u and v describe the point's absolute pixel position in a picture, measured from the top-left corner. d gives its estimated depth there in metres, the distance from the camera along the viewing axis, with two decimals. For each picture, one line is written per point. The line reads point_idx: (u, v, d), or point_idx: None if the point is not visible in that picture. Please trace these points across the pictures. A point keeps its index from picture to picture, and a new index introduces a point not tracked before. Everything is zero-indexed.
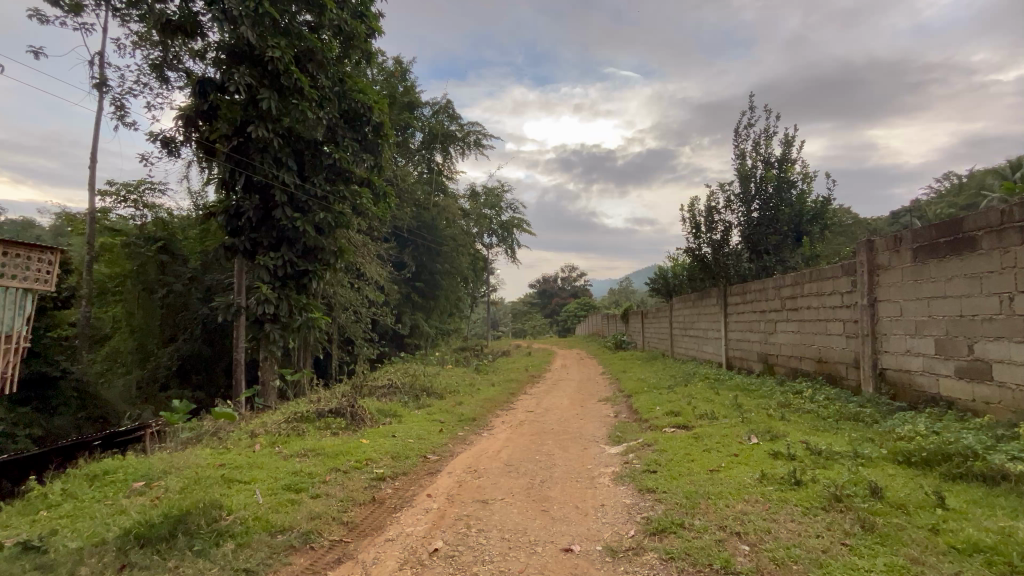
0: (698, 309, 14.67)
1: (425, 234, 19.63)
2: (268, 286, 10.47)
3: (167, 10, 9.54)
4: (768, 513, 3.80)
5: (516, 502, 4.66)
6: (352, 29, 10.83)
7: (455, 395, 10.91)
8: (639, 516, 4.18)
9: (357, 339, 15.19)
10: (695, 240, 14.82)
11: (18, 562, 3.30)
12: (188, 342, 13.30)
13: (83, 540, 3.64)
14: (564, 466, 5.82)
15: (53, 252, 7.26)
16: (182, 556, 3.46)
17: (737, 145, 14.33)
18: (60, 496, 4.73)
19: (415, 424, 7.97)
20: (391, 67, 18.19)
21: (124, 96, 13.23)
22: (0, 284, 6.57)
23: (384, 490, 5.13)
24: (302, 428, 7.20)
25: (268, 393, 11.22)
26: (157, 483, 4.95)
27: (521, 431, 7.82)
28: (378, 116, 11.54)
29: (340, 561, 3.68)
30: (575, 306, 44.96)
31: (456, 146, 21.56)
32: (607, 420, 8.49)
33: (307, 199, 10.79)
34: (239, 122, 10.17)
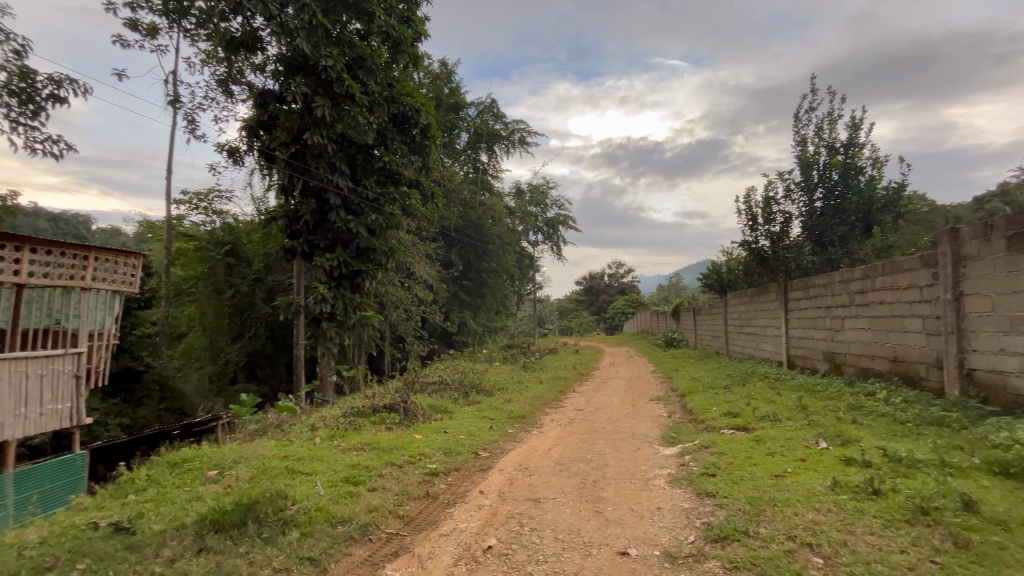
0: (755, 306, 13.94)
1: (472, 233, 19.83)
2: (324, 285, 10.96)
3: (230, 28, 10.13)
4: (844, 525, 3.53)
5: (569, 502, 4.60)
6: (400, 34, 11.09)
7: (503, 392, 10.96)
8: (699, 522, 4.00)
9: (408, 337, 15.59)
10: (752, 233, 14.19)
11: (112, 541, 3.61)
12: (254, 339, 14.14)
13: (165, 524, 3.92)
14: (617, 466, 5.69)
15: (137, 256, 7.84)
16: (252, 542, 3.66)
17: (797, 131, 13.52)
18: (145, 481, 5.14)
19: (465, 421, 8.07)
20: (436, 70, 18.52)
21: (194, 111, 14.20)
22: (92, 287, 7.21)
23: (437, 485, 5.21)
24: (359, 423, 7.49)
25: (326, 387, 11.75)
26: (228, 472, 5.27)
27: (570, 430, 7.74)
28: (425, 118, 11.77)
29: (397, 554, 3.75)
30: (623, 303, 44.05)
31: (501, 145, 21.67)
32: (660, 420, 8.23)
33: (359, 202, 11.20)
34: (296, 130, 10.66)
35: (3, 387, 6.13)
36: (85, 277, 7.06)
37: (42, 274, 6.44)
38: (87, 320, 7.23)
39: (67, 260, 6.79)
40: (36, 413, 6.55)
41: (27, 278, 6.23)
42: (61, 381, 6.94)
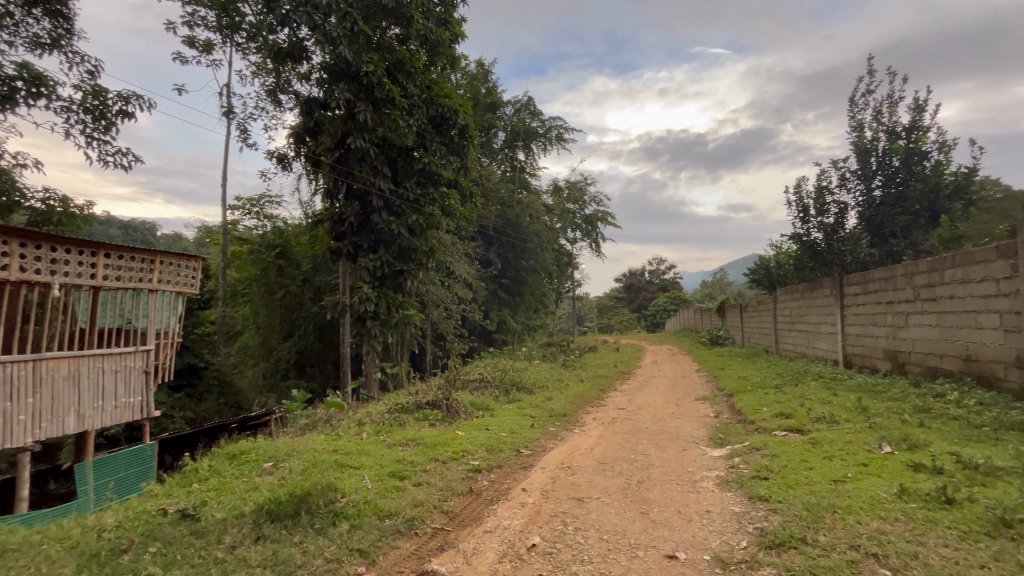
0: (807, 302, 13.24)
1: (510, 232, 19.88)
2: (369, 285, 11.28)
3: (278, 40, 10.58)
4: (914, 535, 3.28)
5: (614, 503, 4.52)
6: (437, 37, 11.24)
7: (544, 390, 10.93)
8: (751, 527, 3.84)
9: (449, 335, 15.81)
10: (803, 225, 13.51)
11: (178, 527, 3.85)
12: (303, 337, 14.75)
13: (226, 512, 4.14)
14: (663, 467, 5.56)
15: (196, 259, 8.34)
16: (305, 532, 3.81)
17: (853, 116, 12.72)
18: (207, 471, 5.45)
19: (506, 419, 8.09)
20: (474, 70, 18.68)
21: (246, 120, 14.94)
22: (159, 288, 7.73)
23: (480, 482, 5.25)
24: (403, 419, 7.66)
25: (370, 384, 12.10)
26: (283, 465, 5.51)
27: (613, 429, 7.61)
28: (463, 118, 11.89)
29: (443, 549, 3.81)
30: (664, 301, 43.01)
31: (539, 142, 21.62)
32: (706, 421, 7.95)
33: (401, 203, 11.45)
34: (340, 135, 11.00)
35: (81, 381, 6.66)
36: (151, 279, 7.58)
37: (115, 277, 6.98)
38: (155, 319, 7.73)
39: (135, 263, 7.32)
40: (112, 406, 7.10)
41: (102, 280, 6.77)
42: (133, 376, 7.48)
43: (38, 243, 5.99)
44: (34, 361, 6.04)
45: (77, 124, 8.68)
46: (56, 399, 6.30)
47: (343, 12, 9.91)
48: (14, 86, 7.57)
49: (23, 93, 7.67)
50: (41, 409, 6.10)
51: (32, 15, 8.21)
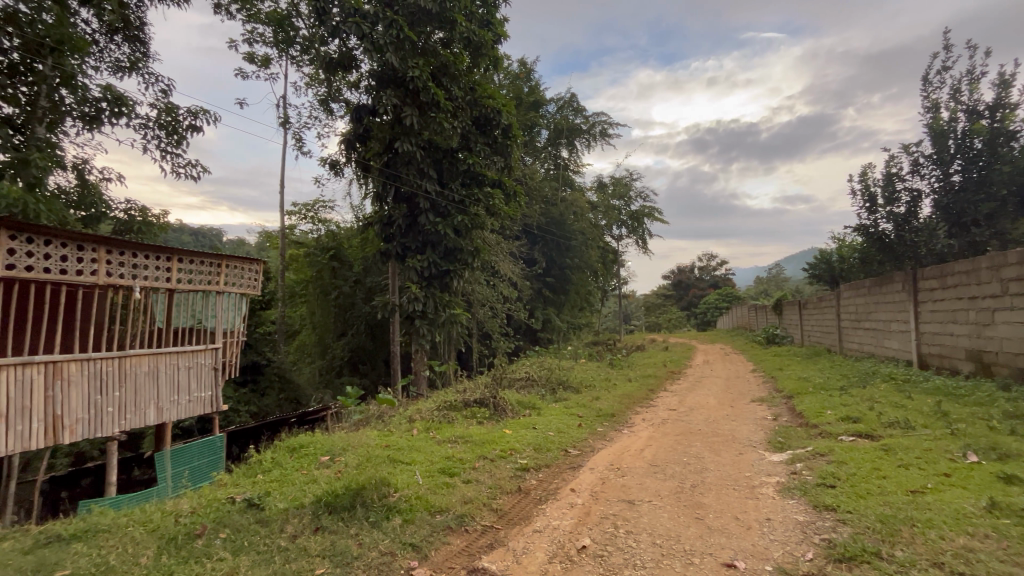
0: (875, 298, 12.36)
1: (554, 230, 19.77)
2: (417, 285, 11.55)
3: (330, 51, 11.03)
4: (1008, 554, 2.97)
5: (667, 507, 4.39)
6: (480, 38, 11.35)
7: (591, 390, 10.79)
8: (817, 538, 3.61)
9: (495, 334, 15.95)
10: (870, 215, 12.61)
11: (246, 516, 4.09)
12: (356, 336, 15.31)
13: (288, 502, 4.35)
14: (718, 471, 5.33)
15: (258, 262, 8.85)
16: (361, 525, 3.95)
17: (926, 95, 11.71)
18: (271, 463, 5.77)
19: (553, 418, 8.04)
20: (516, 69, 18.75)
21: (301, 129, 15.68)
22: (225, 290, 8.24)
23: (529, 481, 5.24)
24: (452, 416, 7.79)
25: (419, 381, 12.37)
26: (339, 459, 5.73)
27: (664, 430, 7.39)
28: (507, 118, 11.95)
29: (492, 547, 3.83)
30: (715, 298, 41.37)
31: (582, 139, 21.45)
32: (764, 423, 7.57)
33: (447, 204, 11.64)
34: (388, 140, 11.32)
35: (160, 377, 7.21)
36: (218, 281, 8.10)
37: (187, 280, 7.52)
38: (223, 319, 8.24)
39: (205, 267, 7.85)
40: (186, 400, 7.66)
41: (176, 283, 7.31)
42: (204, 372, 8.01)
43: (121, 250, 6.55)
44: (119, 358, 6.61)
45: (153, 139, 9.40)
46: (138, 393, 6.87)
47: (390, 20, 10.23)
48: (100, 107, 8.28)
49: (107, 113, 8.39)
50: (126, 402, 6.67)
51: (114, 42, 8.94)
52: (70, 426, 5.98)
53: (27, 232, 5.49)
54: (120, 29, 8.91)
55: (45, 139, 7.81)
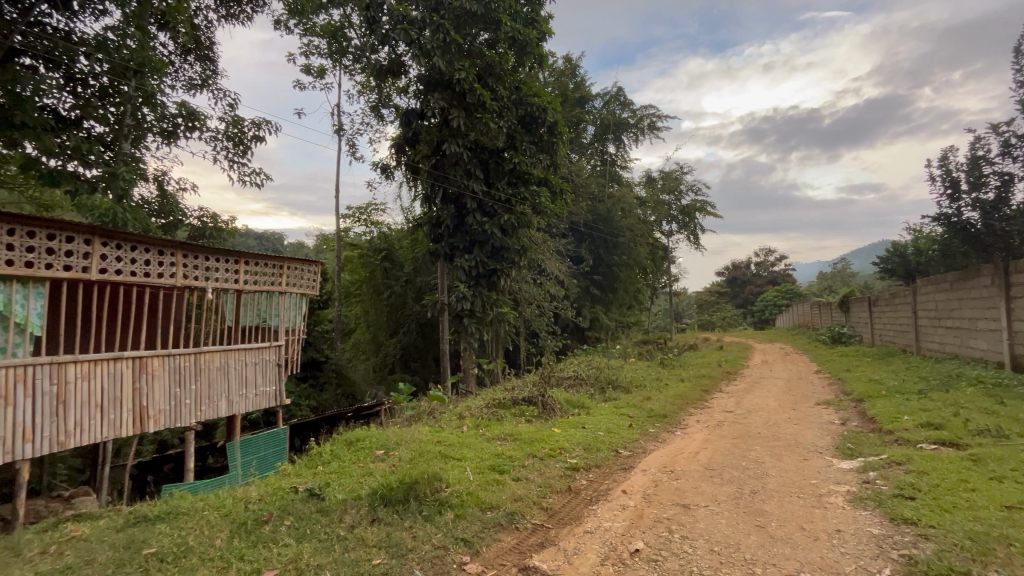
0: (958, 294, 11.31)
1: (601, 227, 19.44)
2: (465, 284, 11.71)
3: (380, 59, 11.38)
4: None
5: (725, 512, 4.21)
6: (525, 37, 11.37)
7: (641, 390, 10.52)
8: (895, 553, 3.35)
9: (542, 332, 15.92)
10: (952, 203, 11.51)
11: (307, 505, 4.30)
12: (407, 334, 15.76)
13: (346, 494, 4.52)
14: (781, 478, 5.04)
15: (316, 264, 9.28)
16: (415, 518, 4.06)
17: (1018, 68, 10.55)
18: (329, 455, 6.04)
19: (603, 418, 7.92)
20: (561, 66, 18.66)
21: (355, 135, 16.32)
22: (287, 290, 8.71)
23: (579, 481, 5.18)
24: (501, 414, 7.84)
25: (468, 379, 12.57)
26: (392, 453, 5.91)
27: (720, 433, 7.09)
28: (553, 116, 11.90)
29: (543, 546, 3.82)
30: (773, 295, 39.22)
31: (630, 133, 21.07)
32: (831, 428, 7.08)
33: (493, 204, 11.75)
34: (436, 142, 11.54)
35: (230, 372, 7.72)
36: (281, 282, 8.57)
37: (253, 281, 8.00)
38: (285, 318, 8.70)
39: (269, 268, 8.33)
40: (253, 394, 8.16)
41: (243, 284, 7.81)
42: (269, 367, 8.49)
43: (196, 254, 7.07)
44: (195, 354, 7.14)
45: (223, 150, 10.07)
46: (212, 386, 7.40)
47: (436, 25, 10.49)
48: (176, 123, 8.97)
49: (183, 128, 9.07)
50: (201, 394, 7.21)
51: (187, 61, 9.65)
52: (154, 415, 6.52)
53: (116, 238, 6.02)
54: (192, 49, 9.61)
55: (130, 154, 8.51)
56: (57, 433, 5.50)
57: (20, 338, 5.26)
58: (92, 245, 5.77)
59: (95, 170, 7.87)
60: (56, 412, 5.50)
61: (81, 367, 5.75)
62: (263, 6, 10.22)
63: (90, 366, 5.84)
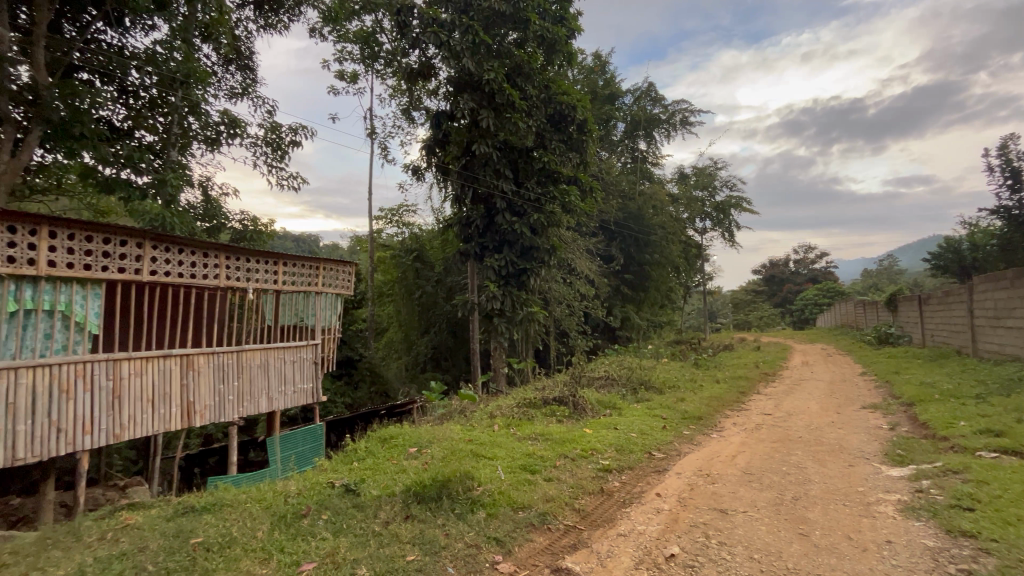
0: (1020, 292, 10.58)
1: (632, 225, 19.15)
2: (495, 284, 11.76)
3: (411, 63, 11.55)
4: None
5: (764, 519, 4.06)
6: (554, 35, 11.35)
7: (675, 391, 10.30)
8: (952, 567, 3.16)
9: (573, 332, 15.81)
10: (1012, 194, 10.80)
11: (343, 500, 4.41)
12: (438, 333, 15.95)
13: (381, 490, 4.61)
14: (825, 484, 4.84)
15: (350, 264, 9.49)
16: (447, 516, 4.09)
17: None
18: (364, 452, 6.17)
19: (635, 419, 7.79)
20: (591, 63, 18.50)
21: (387, 138, 16.63)
22: (323, 290, 8.95)
23: (612, 483, 5.11)
24: (532, 414, 7.83)
25: (499, 378, 12.62)
26: (425, 451, 5.98)
27: (759, 436, 6.87)
28: (582, 113, 11.80)
29: (576, 547, 3.79)
30: (813, 293, 37.63)
31: (662, 129, 20.71)
32: (878, 433, 6.74)
33: (523, 204, 11.75)
34: (466, 143, 11.61)
35: (269, 370, 8.00)
36: (316, 282, 8.80)
37: (291, 282, 8.27)
38: (321, 318, 8.95)
39: (306, 269, 8.59)
40: (291, 391, 8.42)
41: (282, 284, 8.08)
42: (306, 365, 8.74)
43: (237, 256, 7.37)
44: (238, 352, 7.44)
45: (262, 156, 10.45)
46: (253, 383, 7.70)
47: (465, 27, 10.59)
48: (219, 130, 9.36)
49: (225, 135, 9.46)
50: (243, 391, 7.51)
51: (229, 71, 10.05)
52: (200, 410, 6.82)
53: (164, 242, 6.34)
54: (234, 60, 10.02)
55: (177, 161, 8.92)
56: (114, 425, 5.83)
57: (80, 336, 5.60)
58: (144, 248, 6.10)
59: (146, 177, 8.31)
60: (113, 406, 5.83)
61: (134, 363, 6.08)
62: (300, 15, 10.54)
63: (142, 362, 6.17)
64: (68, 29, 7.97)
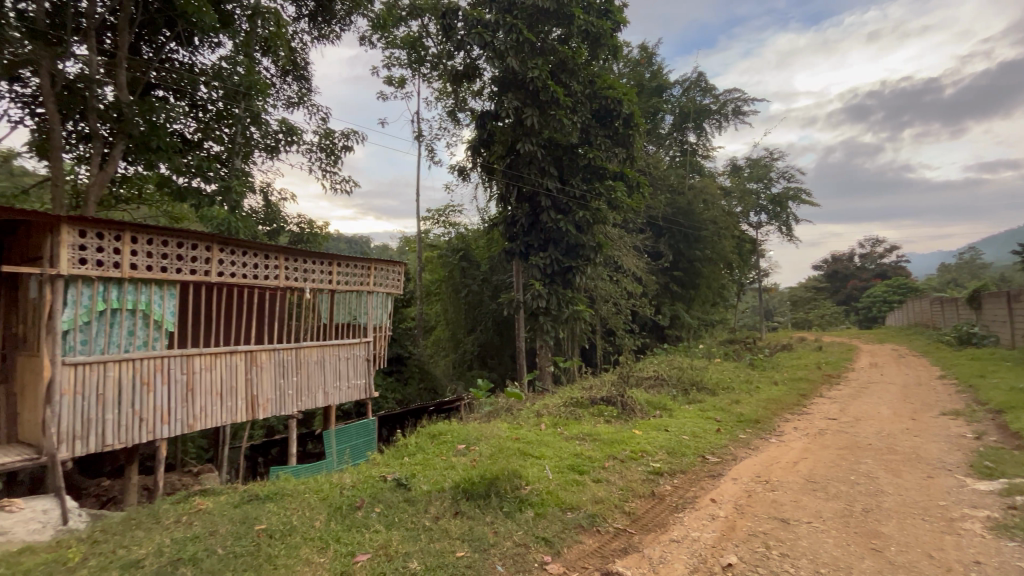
0: None
1: (681, 220, 18.51)
2: (540, 282, 11.73)
3: (456, 65, 11.70)
4: None
5: (831, 531, 3.81)
6: (599, 29, 11.18)
7: (729, 392, 9.87)
8: None
9: (619, 331, 15.51)
10: None
11: (395, 494, 4.53)
12: (485, 332, 16.12)
13: (431, 485, 4.70)
14: (900, 496, 4.47)
15: (399, 265, 9.74)
16: (496, 514, 4.11)
17: None
18: (415, 447, 6.31)
19: (686, 421, 7.52)
20: (637, 56, 18.07)
21: (433, 140, 16.93)
22: (374, 290, 9.24)
23: (663, 486, 4.96)
24: (579, 413, 7.74)
25: (544, 377, 12.60)
26: (473, 448, 6.05)
27: (823, 442, 6.46)
28: (629, 107, 11.55)
29: (627, 552, 3.70)
30: (881, 289, 35.03)
31: (712, 120, 19.94)
32: (961, 442, 6.16)
33: (568, 201, 11.61)
34: (510, 142, 11.63)
35: (325, 366, 8.34)
36: (368, 282, 9.10)
37: (345, 282, 8.58)
38: (373, 316, 9.24)
39: (358, 269, 8.90)
40: (345, 386, 8.74)
41: (336, 284, 8.40)
42: (359, 362, 9.04)
43: (295, 257, 7.74)
44: (297, 349, 7.82)
45: (317, 161, 10.92)
46: (310, 378, 8.06)
47: (509, 25, 10.63)
48: (278, 139, 9.87)
49: (283, 143, 9.96)
50: (302, 386, 7.88)
51: (286, 81, 10.59)
52: (263, 403, 7.24)
53: (230, 245, 6.76)
54: (291, 71, 10.54)
55: (241, 169, 9.47)
56: (188, 416, 6.28)
57: (158, 333, 6.06)
58: (212, 251, 6.54)
59: (214, 184, 8.86)
60: (186, 398, 6.29)
61: (205, 358, 6.53)
62: (350, 24, 10.93)
63: (212, 358, 6.62)
64: (145, 51, 8.64)
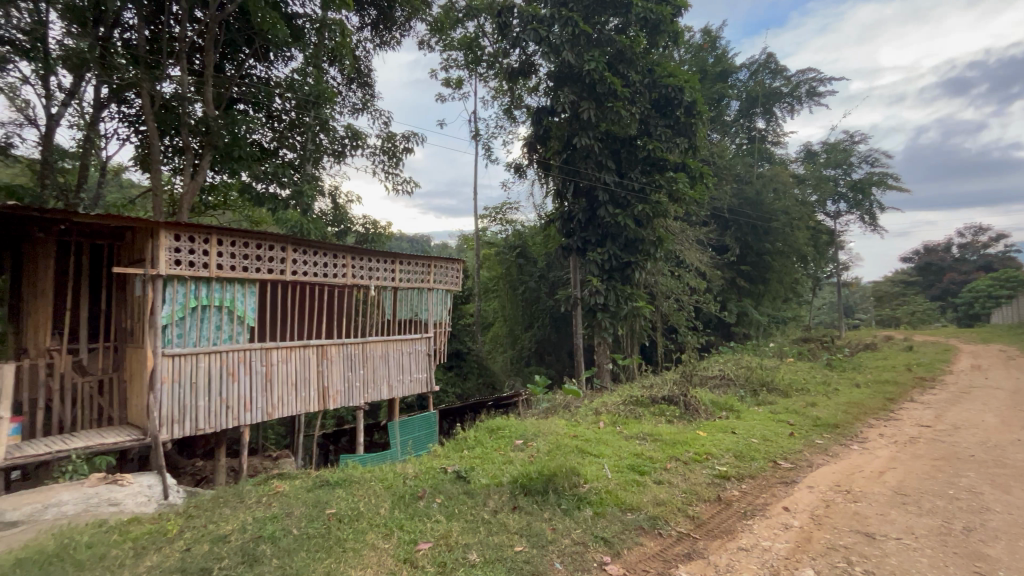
0: None
1: (750, 211, 17.48)
2: (598, 278, 11.51)
3: (512, 63, 11.75)
4: None
5: (925, 550, 3.45)
6: (658, 15, 10.81)
7: (805, 395, 9.19)
8: None
9: (682, 328, 14.90)
10: None
11: (454, 486, 4.63)
12: (543, 328, 16.10)
13: (489, 479, 4.77)
14: (1010, 515, 3.97)
15: (457, 262, 9.94)
16: (554, 510, 4.10)
17: None
18: (473, 441, 6.42)
19: (757, 423, 7.11)
20: (699, 41, 17.26)
21: (489, 139, 17.10)
22: (433, 287, 9.49)
23: (730, 491, 4.72)
24: (639, 412, 7.54)
25: (603, 374, 12.42)
26: (531, 444, 6.06)
27: (915, 451, 5.87)
28: (691, 94, 11.05)
29: (691, 557, 3.56)
30: (985, 282, 31.17)
31: (783, 103, 18.69)
32: None
33: (627, 194, 11.31)
34: (567, 137, 11.50)
35: (389, 360, 8.68)
36: (427, 279, 9.36)
37: (407, 279, 8.88)
38: (432, 312, 9.50)
39: (418, 267, 9.17)
40: (408, 380, 9.04)
41: (398, 281, 8.71)
42: (421, 357, 9.32)
43: (360, 256, 8.10)
44: (363, 343, 8.20)
45: (380, 164, 11.37)
46: (376, 371, 8.43)
47: (566, 19, 10.55)
48: (344, 144, 10.39)
49: (349, 147, 10.46)
50: (368, 378, 8.27)
51: (351, 89, 11.09)
52: (333, 394, 7.67)
53: (302, 245, 7.20)
54: (355, 79, 11.05)
55: (312, 174, 10.05)
56: (267, 405, 6.79)
57: (241, 328, 6.57)
58: (287, 252, 7.00)
59: (287, 189, 9.52)
60: (265, 388, 6.79)
61: (281, 351, 7.02)
62: (410, 29, 11.26)
63: (288, 351, 7.10)
64: (228, 68, 9.35)
